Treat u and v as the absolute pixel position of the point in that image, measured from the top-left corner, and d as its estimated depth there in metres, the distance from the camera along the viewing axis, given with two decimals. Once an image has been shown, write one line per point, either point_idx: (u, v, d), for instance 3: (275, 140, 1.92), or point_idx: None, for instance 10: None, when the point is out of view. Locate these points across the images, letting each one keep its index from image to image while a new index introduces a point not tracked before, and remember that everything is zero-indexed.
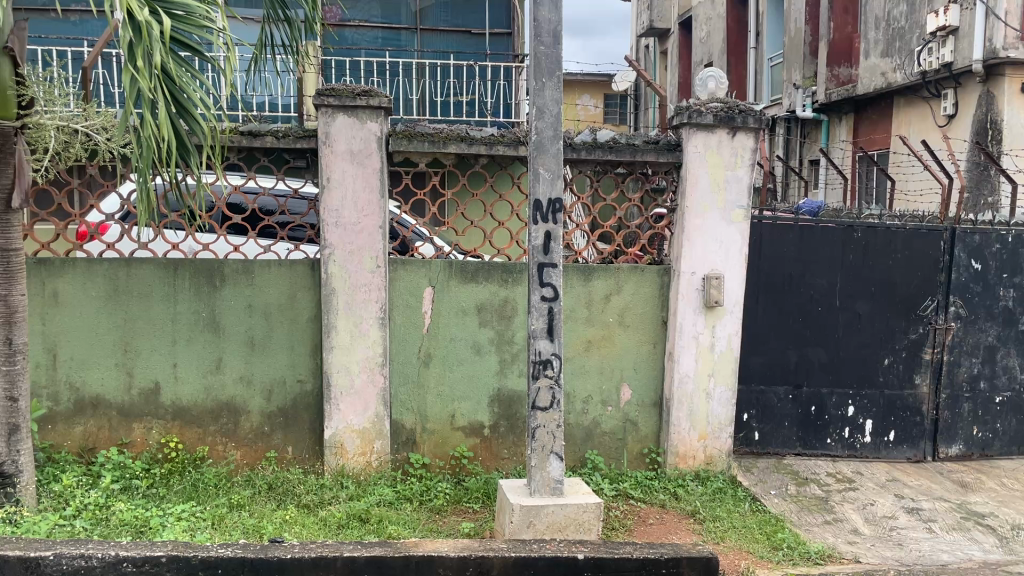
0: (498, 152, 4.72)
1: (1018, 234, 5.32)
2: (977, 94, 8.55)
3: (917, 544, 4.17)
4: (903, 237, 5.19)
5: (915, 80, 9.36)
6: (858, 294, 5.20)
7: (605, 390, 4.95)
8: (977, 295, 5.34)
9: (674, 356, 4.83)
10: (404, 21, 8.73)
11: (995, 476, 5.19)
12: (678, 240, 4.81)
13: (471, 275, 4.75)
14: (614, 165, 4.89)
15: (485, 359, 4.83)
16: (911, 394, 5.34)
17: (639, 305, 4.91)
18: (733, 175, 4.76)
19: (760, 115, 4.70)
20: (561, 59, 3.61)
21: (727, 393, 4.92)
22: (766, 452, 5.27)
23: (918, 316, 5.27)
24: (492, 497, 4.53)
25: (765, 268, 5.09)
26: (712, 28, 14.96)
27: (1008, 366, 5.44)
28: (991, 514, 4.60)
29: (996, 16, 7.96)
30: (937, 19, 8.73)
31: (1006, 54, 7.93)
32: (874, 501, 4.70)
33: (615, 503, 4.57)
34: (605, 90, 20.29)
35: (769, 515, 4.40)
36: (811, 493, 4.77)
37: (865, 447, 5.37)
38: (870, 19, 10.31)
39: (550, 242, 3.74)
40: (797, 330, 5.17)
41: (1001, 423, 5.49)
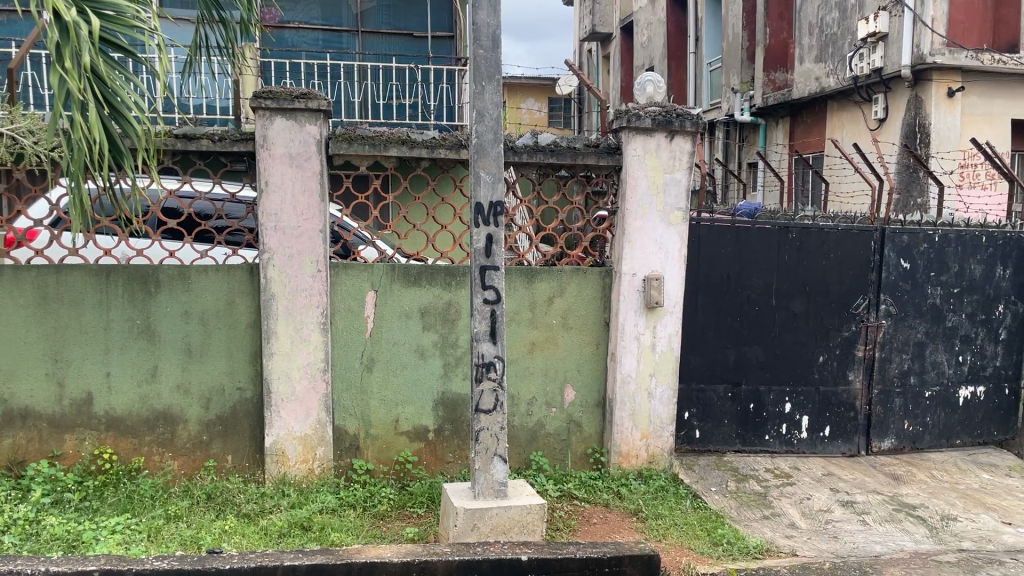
0: (440, 155, 4.71)
1: (944, 234, 5.54)
2: (906, 98, 8.83)
3: (852, 536, 4.30)
4: (836, 237, 5.34)
5: (848, 85, 9.64)
6: (792, 294, 5.32)
7: (549, 391, 4.97)
8: (907, 293, 5.52)
9: (616, 357, 4.87)
10: (345, 23, 8.65)
11: (926, 469, 5.37)
12: (619, 242, 4.86)
13: (414, 278, 4.73)
14: (556, 168, 4.92)
15: (429, 363, 4.81)
16: (845, 390, 5.49)
17: (582, 306, 4.95)
18: (671, 177, 4.84)
19: (697, 119, 4.79)
20: (500, 62, 3.63)
21: (668, 392, 4.99)
22: (707, 450, 5.34)
23: (850, 314, 5.43)
24: (436, 501, 4.51)
25: (704, 269, 5.16)
26: (652, 33, 15.18)
27: (936, 361, 5.65)
28: (922, 505, 4.75)
29: (923, 23, 8.26)
30: (867, 25, 8.98)
31: (933, 59, 8.24)
32: (811, 495, 4.82)
33: (559, 504, 4.60)
34: (549, 93, 20.42)
35: (710, 512, 4.47)
36: (750, 489, 4.86)
37: (801, 443, 5.49)
38: (804, 26, 10.56)
39: (492, 245, 3.75)
40: (735, 329, 5.26)
41: (931, 417, 5.69)
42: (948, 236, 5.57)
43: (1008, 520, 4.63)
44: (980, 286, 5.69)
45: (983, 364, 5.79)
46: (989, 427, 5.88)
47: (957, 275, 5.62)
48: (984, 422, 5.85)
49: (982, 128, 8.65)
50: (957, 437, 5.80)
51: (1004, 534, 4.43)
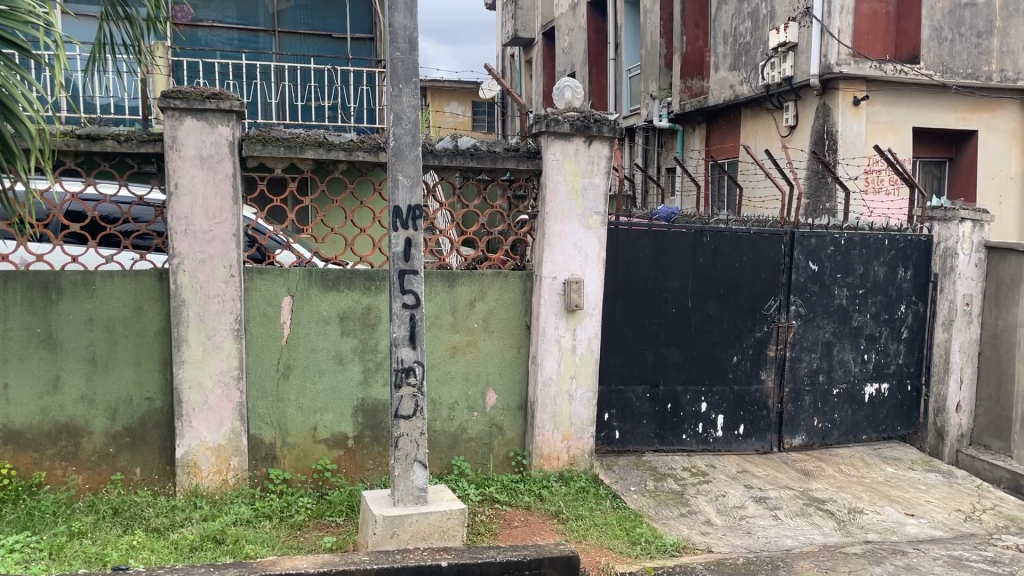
0: (358, 159, 4.64)
1: (849, 237, 5.77)
2: (814, 106, 9.15)
3: (764, 531, 4.42)
4: (748, 241, 5.51)
5: (760, 93, 9.93)
6: (707, 296, 5.46)
7: (470, 396, 4.96)
8: (815, 294, 5.72)
9: (537, 359, 4.90)
10: (262, 23, 8.47)
11: (834, 464, 5.57)
12: (539, 245, 4.89)
13: (332, 283, 4.65)
14: (476, 172, 4.91)
15: (348, 369, 4.74)
16: (758, 389, 5.65)
17: (503, 310, 4.95)
18: (589, 181, 4.90)
19: (614, 125, 4.86)
20: (417, 65, 3.61)
21: (588, 394, 5.03)
22: (626, 450, 5.42)
23: (762, 316, 5.60)
24: (356, 509, 4.45)
25: (622, 272, 5.22)
26: (574, 38, 15.35)
27: (843, 360, 5.87)
28: (830, 499, 4.93)
29: (831, 35, 8.61)
30: (778, 35, 9.28)
31: (840, 68, 8.62)
32: (726, 492, 4.94)
33: (480, 508, 4.58)
34: (472, 97, 20.41)
35: (629, 511, 4.53)
36: (668, 488, 4.95)
37: (717, 441, 5.62)
38: (719, 35, 10.84)
39: (410, 249, 3.71)
40: (652, 330, 5.35)
41: (839, 413, 5.91)
42: (852, 240, 5.80)
43: (911, 512, 4.83)
44: (883, 287, 5.94)
45: (887, 362, 6.03)
46: (893, 423, 6.13)
47: (862, 276, 5.86)
48: (889, 418, 6.10)
49: (885, 135, 9.03)
50: (863, 433, 6.03)
51: (907, 525, 4.62)
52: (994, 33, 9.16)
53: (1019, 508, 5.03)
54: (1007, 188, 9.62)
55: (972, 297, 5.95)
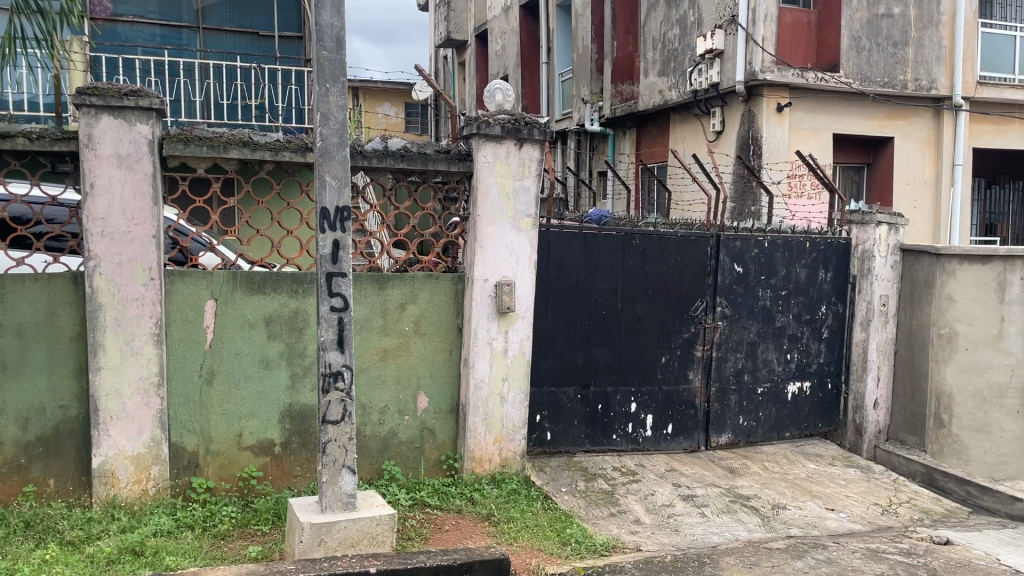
0: (284, 158, 4.54)
1: (772, 240, 5.93)
2: (740, 112, 9.37)
3: (692, 528, 4.52)
4: (676, 244, 5.61)
5: (688, 99, 10.12)
6: (636, 297, 5.53)
7: (401, 400, 4.90)
8: (740, 295, 5.86)
9: (469, 362, 4.87)
10: (185, 19, 8.25)
11: (759, 461, 5.71)
12: (471, 248, 4.87)
13: (258, 286, 4.55)
14: (406, 173, 4.87)
15: (274, 374, 4.64)
16: (685, 389, 5.76)
17: (434, 313, 4.92)
18: (521, 184, 4.91)
19: (545, 128, 4.88)
20: (345, 65, 3.56)
21: (520, 396, 5.04)
22: (558, 451, 5.43)
23: (690, 316, 5.71)
24: (282, 517, 4.36)
25: (554, 274, 5.24)
26: (507, 41, 15.38)
27: (767, 360, 6.02)
28: (755, 496, 5.05)
29: (756, 42, 8.87)
30: (704, 42, 9.44)
31: (764, 75, 8.87)
32: (655, 491, 5.01)
33: (411, 513, 4.52)
34: (406, 98, 20.20)
35: (560, 512, 4.56)
36: (598, 488, 4.99)
37: (646, 441, 5.69)
38: (648, 40, 11.01)
39: (338, 251, 3.65)
40: (583, 332, 5.38)
41: (763, 412, 6.05)
42: (775, 243, 5.97)
43: (831, 506, 4.99)
44: (805, 288, 6.12)
45: (808, 362, 6.21)
46: (815, 420, 6.30)
47: (785, 278, 6.03)
48: (811, 415, 6.27)
49: (808, 141, 9.32)
50: (786, 430, 6.19)
51: (827, 519, 4.77)
52: (909, 43, 9.52)
53: (932, 501, 5.24)
54: (922, 194, 9.99)
55: (888, 297, 6.18)
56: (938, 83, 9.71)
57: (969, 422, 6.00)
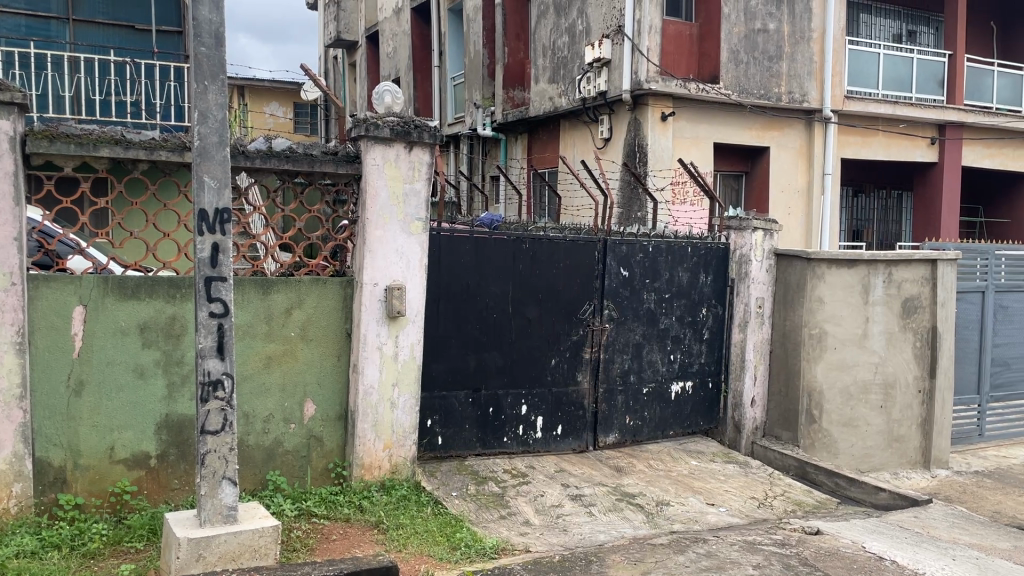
0: (161, 157, 4.35)
1: (656, 245, 6.12)
2: (627, 120, 9.61)
3: (579, 528, 4.61)
4: (564, 248, 5.70)
5: (578, 106, 10.31)
6: (527, 301, 5.58)
7: (287, 407, 4.77)
8: (626, 298, 6.02)
9: (358, 367, 4.79)
10: (54, 9, 7.79)
11: (644, 460, 5.87)
12: (360, 251, 4.79)
13: (131, 291, 4.34)
14: (291, 174, 4.76)
15: (149, 383, 4.43)
16: (574, 390, 5.85)
17: (321, 317, 4.82)
18: (411, 187, 4.87)
19: (435, 131, 4.87)
20: (225, 62, 3.45)
21: (410, 401, 4.98)
22: (449, 456, 5.39)
23: (578, 319, 5.82)
24: (158, 533, 4.16)
25: (444, 278, 5.22)
26: (398, 44, 15.29)
27: (652, 360, 6.20)
28: (641, 493, 5.19)
29: (641, 53, 9.16)
30: (593, 51, 9.65)
31: (649, 85, 9.12)
32: (544, 492, 5.06)
33: (297, 523, 4.39)
34: (294, 98, 19.70)
35: (450, 516, 4.54)
36: (489, 490, 5.00)
37: (536, 443, 5.73)
38: (538, 47, 11.16)
39: (218, 254, 3.53)
40: (475, 335, 5.39)
41: (648, 411, 6.22)
42: (659, 247, 6.16)
43: (712, 501, 5.18)
44: (686, 291, 6.34)
45: (691, 361, 6.42)
46: (697, 418, 6.51)
47: (668, 281, 6.23)
48: (693, 414, 6.48)
49: (690, 149, 9.66)
50: (670, 429, 6.38)
51: (708, 514, 4.96)
52: (783, 58, 10.02)
53: (804, 493, 5.52)
54: (795, 201, 10.49)
55: (764, 299, 6.49)
56: (809, 96, 10.27)
57: (838, 417, 6.35)
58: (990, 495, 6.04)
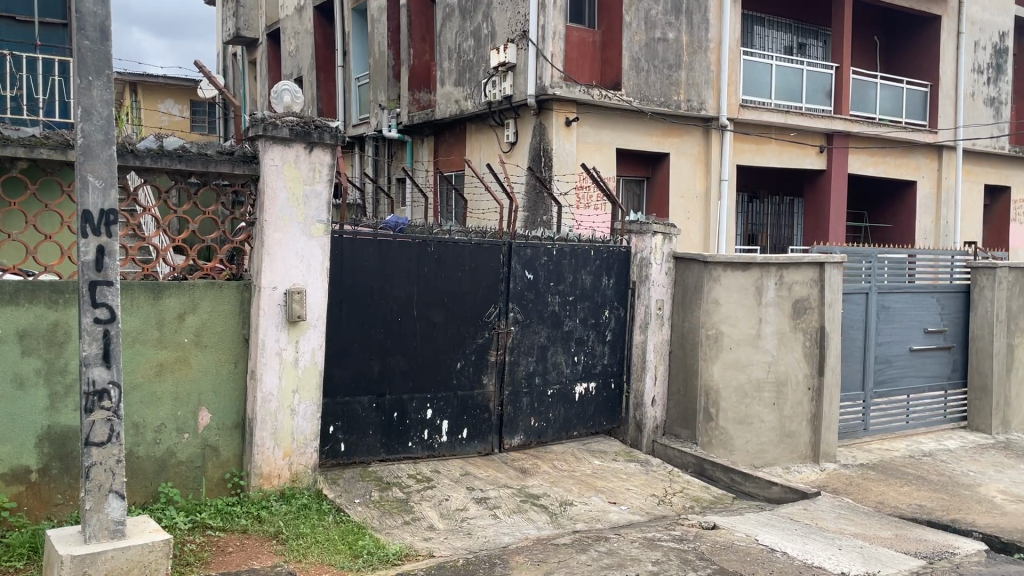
0: (41, 156, 4.13)
1: (560, 248, 6.19)
2: (532, 124, 9.70)
3: (484, 531, 4.61)
4: (469, 251, 5.70)
5: (483, 110, 10.34)
6: (431, 304, 5.55)
7: (179, 417, 4.60)
8: (530, 301, 6.07)
9: (256, 374, 4.65)
10: None
11: (548, 461, 5.93)
12: (258, 254, 4.66)
13: (8, 297, 4.10)
14: (184, 175, 4.60)
15: (30, 394, 4.19)
16: (479, 393, 5.86)
17: (216, 323, 4.66)
18: (311, 189, 4.77)
19: (336, 132, 4.78)
20: (110, 58, 3.29)
21: (311, 408, 4.87)
22: (352, 462, 5.29)
23: (483, 322, 5.83)
24: (40, 551, 3.93)
25: (347, 281, 5.14)
26: (300, 42, 14.98)
27: (556, 362, 6.27)
28: (545, 494, 5.23)
29: (545, 58, 9.28)
30: (498, 55, 9.71)
31: (553, 90, 9.27)
32: (449, 496, 5.04)
33: (190, 537, 4.23)
34: (191, 96, 19.02)
35: (352, 524, 4.46)
36: (393, 496, 4.94)
37: (441, 447, 5.70)
38: (444, 50, 11.14)
39: (103, 258, 3.35)
40: (378, 339, 5.32)
41: (553, 412, 6.29)
42: (563, 251, 6.24)
43: (614, 500, 5.28)
44: (590, 293, 6.44)
45: (594, 363, 6.53)
46: (600, 418, 6.62)
47: (572, 284, 6.31)
48: (596, 414, 6.59)
49: (593, 154, 9.83)
50: (574, 429, 6.46)
51: (610, 512, 5.05)
52: (681, 66, 10.32)
53: (702, 489, 5.69)
54: (693, 206, 10.80)
55: (663, 301, 6.66)
56: (707, 104, 10.62)
57: (734, 414, 6.57)
58: (873, 487, 6.36)
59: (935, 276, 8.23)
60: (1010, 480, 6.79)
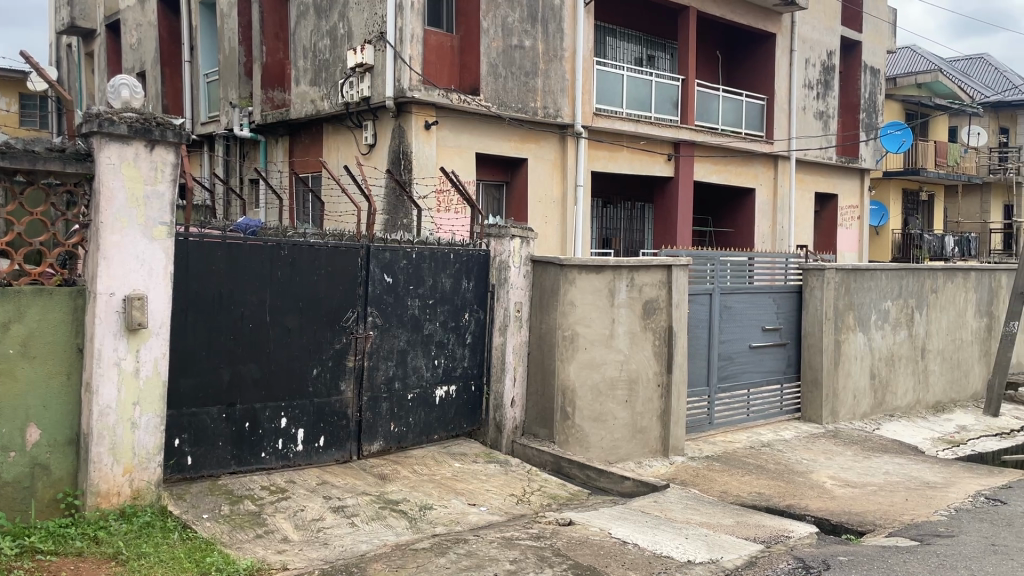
0: None
1: (419, 251, 6.19)
2: (391, 127, 9.62)
3: (340, 539, 4.53)
4: (325, 255, 5.59)
5: (340, 110, 10.16)
6: (286, 309, 5.40)
7: (4, 435, 4.23)
8: (390, 305, 6.02)
9: (91, 386, 4.36)
10: None
11: (408, 465, 5.89)
12: (92, 258, 4.37)
13: None
14: (9, 173, 4.23)
15: None
16: (337, 400, 5.75)
17: (46, 332, 4.34)
18: (153, 190, 4.53)
19: (180, 130, 4.58)
20: None
21: (154, 420, 4.62)
22: (200, 476, 5.04)
23: (341, 327, 5.73)
24: None
25: (193, 286, 4.90)
26: (143, 35, 14.19)
27: (416, 366, 6.25)
28: (404, 499, 5.20)
29: (404, 61, 9.21)
30: (354, 56, 9.57)
31: (412, 93, 9.23)
32: (304, 506, 4.91)
33: (17, 563, 3.89)
34: (21, 89, 17.62)
35: (200, 541, 4.25)
36: (244, 510, 4.75)
37: (297, 456, 5.53)
38: (298, 48, 10.86)
39: None
40: (229, 346, 5.11)
41: (413, 417, 6.25)
42: (422, 254, 6.24)
43: (473, 501, 5.32)
44: (450, 296, 6.47)
45: (454, 366, 6.56)
46: (460, 421, 6.64)
47: (431, 287, 6.32)
48: (456, 417, 6.60)
49: (452, 158, 9.87)
50: (434, 432, 6.44)
51: (469, 514, 5.09)
52: (538, 74, 10.54)
53: (559, 486, 5.84)
54: (551, 210, 11.02)
55: (522, 303, 6.77)
56: (563, 111, 10.90)
57: (589, 413, 6.76)
58: (717, 477, 6.73)
59: (772, 278, 8.82)
60: (838, 466, 7.36)
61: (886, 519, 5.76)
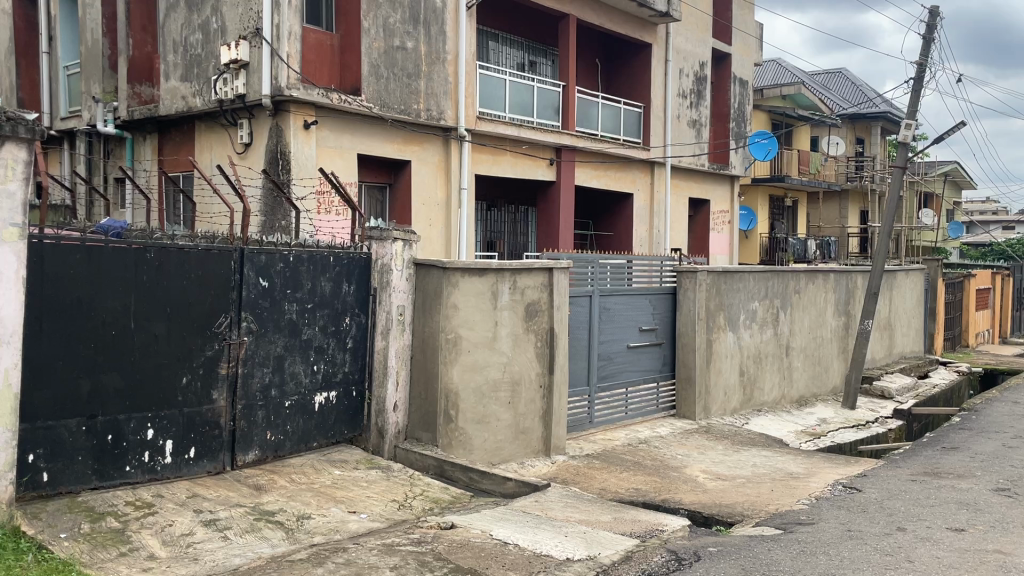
0: None
1: (297, 254, 6.06)
2: (268, 126, 9.36)
3: (212, 554, 4.36)
4: (196, 258, 5.38)
5: (213, 107, 9.78)
6: (152, 315, 5.16)
7: None
8: (265, 310, 5.85)
9: None
10: None
11: (285, 475, 5.73)
12: None
13: None
14: None
15: None
16: (209, 409, 5.53)
17: None
18: (3, 189, 4.24)
19: (33, 126, 4.31)
20: None
21: (4, 435, 4.31)
22: (57, 494, 4.72)
23: (212, 334, 5.52)
24: None
25: (49, 291, 4.61)
26: None
27: (294, 372, 6.09)
28: (280, 509, 5.06)
29: (280, 58, 9.00)
30: (228, 51, 9.24)
31: (290, 92, 9.00)
32: (172, 521, 4.69)
33: None
34: None
35: (57, 562, 3.97)
36: (106, 527, 4.50)
37: (165, 469, 5.28)
38: (168, 42, 10.38)
39: None
40: (89, 354, 4.83)
41: (290, 425, 6.08)
42: (300, 257, 6.11)
43: (353, 509, 5.24)
44: (329, 300, 6.36)
45: (334, 371, 6.43)
46: (341, 427, 6.51)
47: (310, 291, 6.19)
48: (336, 424, 6.47)
49: (333, 159, 9.69)
50: (313, 440, 6.29)
51: (349, 522, 5.01)
52: (421, 76, 10.50)
53: (442, 490, 5.83)
54: (434, 212, 10.99)
55: (404, 307, 6.74)
56: (446, 114, 10.89)
57: (472, 415, 6.77)
58: (597, 475, 6.89)
59: (648, 280, 9.12)
60: (710, 460, 7.68)
61: (753, 510, 6.05)
